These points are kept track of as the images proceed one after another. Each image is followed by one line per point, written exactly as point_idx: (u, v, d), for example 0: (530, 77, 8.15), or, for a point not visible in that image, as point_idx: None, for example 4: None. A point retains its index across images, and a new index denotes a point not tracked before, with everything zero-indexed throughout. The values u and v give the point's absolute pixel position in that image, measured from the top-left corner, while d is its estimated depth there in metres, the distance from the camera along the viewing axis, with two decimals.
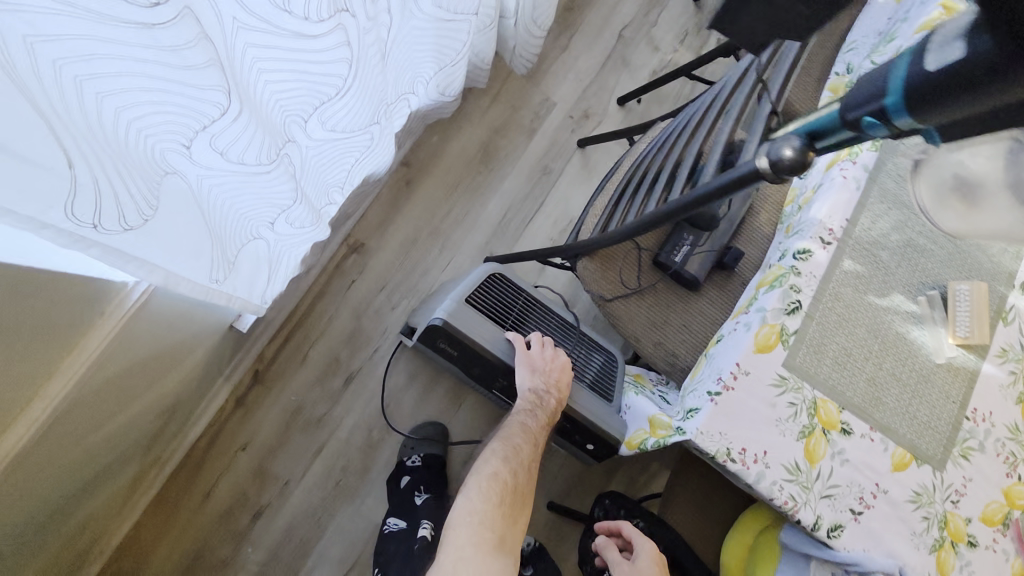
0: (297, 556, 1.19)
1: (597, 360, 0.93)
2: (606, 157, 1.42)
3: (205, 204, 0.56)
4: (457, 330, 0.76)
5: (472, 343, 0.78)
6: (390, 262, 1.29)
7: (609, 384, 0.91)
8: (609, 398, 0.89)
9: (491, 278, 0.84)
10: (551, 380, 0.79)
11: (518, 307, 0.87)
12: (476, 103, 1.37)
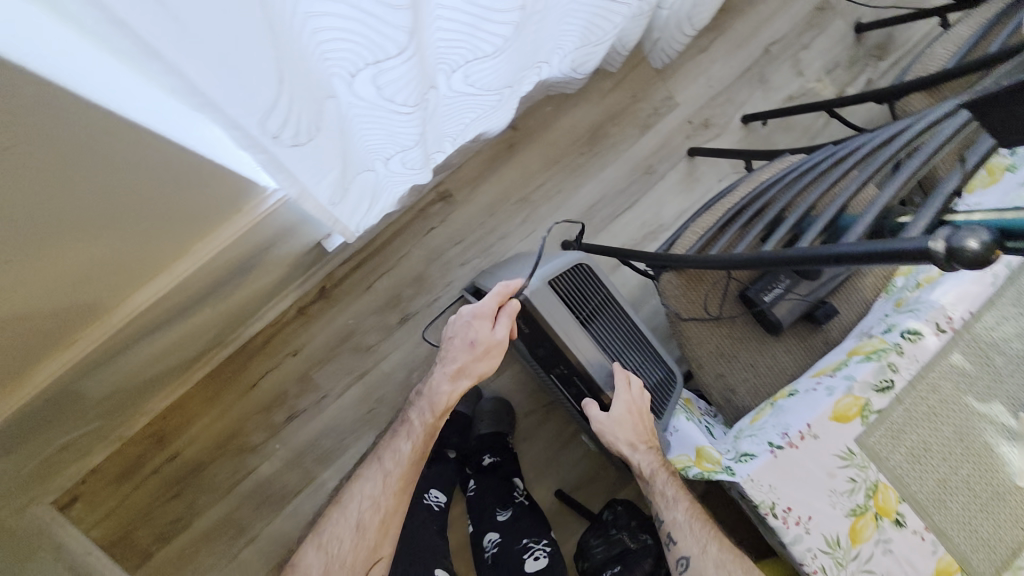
0: (314, 464, 1.27)
1: (660, 374, 0.90)
2: (711, 172, 1.37)
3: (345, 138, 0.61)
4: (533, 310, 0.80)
5: (542, 326, 0.81)
6: (472, 218, 1.30)
7: (665, 401, 0.90)
8: (660, 414, 0.88)
9: (580, 267, 0.85)
10: (483, 356, 0.83)
11: (598, 301, 0.86)
12: (599, 82, 1.33)
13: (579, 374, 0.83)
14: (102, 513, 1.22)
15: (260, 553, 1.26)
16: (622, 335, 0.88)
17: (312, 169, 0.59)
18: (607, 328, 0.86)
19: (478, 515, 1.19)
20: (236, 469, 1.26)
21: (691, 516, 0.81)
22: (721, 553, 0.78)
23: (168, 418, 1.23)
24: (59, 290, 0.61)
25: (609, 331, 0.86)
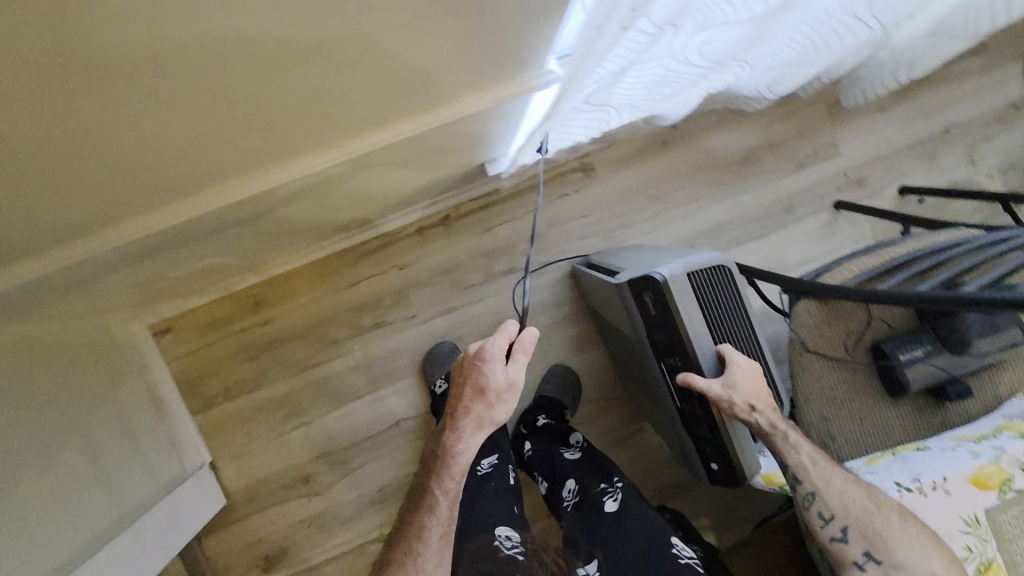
0: (383, 377, 1.31)
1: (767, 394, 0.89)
2: (849, 232, 1.35)
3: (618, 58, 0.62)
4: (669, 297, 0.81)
5: (672, 316, 0.82)
6: (605, 197, 1.31)
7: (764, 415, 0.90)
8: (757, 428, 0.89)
9: (722, 273, 0.84)
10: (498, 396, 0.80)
11: (730, 308, 0.85)
12: (771, 109, 1.32)
13: (693, 369, 0.83)
14: (181, 353, 1.27)
15: (308, 439, 1.31)
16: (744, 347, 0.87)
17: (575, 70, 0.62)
18: (733, 337, 0.86)
19: (555, 471, 1.16)
20: (311, 356, 1.30)
21: (817, 458, 0.80)
22: (849, 485, 0.77)
23: (266, 288, 1.28)
24: (306, 136, 0.62)
25: (733, 339, 0.86)
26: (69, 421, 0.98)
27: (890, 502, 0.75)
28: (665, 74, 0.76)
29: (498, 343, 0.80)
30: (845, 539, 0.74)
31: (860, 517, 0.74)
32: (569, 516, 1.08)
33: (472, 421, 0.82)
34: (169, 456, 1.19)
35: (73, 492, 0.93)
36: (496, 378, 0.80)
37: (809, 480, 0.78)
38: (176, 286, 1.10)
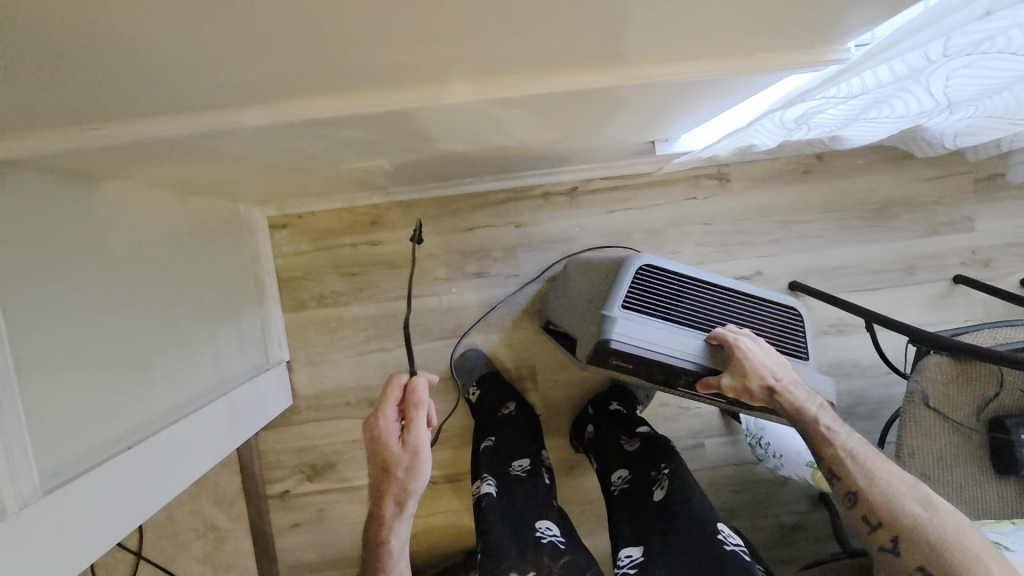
0: (471, 325, 1.33)
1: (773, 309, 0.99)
2: (961, 308, 1.34)
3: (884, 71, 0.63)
4: (631, 348, 0.86)
5: (648, 356, 0.88)
6: (732, 210, 1.31)
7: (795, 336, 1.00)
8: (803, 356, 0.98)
9: (635, 275, 0.91)
10: (403, 464, 0.77)
11: (672, 297, 0.93)
12: (917, 167, 1.32)
13: (705, 374, 0.90)
14: (290, 251, 1.29)
15: (387, 366, 1.33)
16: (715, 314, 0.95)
17: (856, 64, 0.60)
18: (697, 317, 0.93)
19: (609, 455, 1.18)
20: (409, 286, 1.31)
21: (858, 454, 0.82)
22: (893, 485, 0.78)
23: (387, 209, 1.30)
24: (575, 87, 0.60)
25: (704, 319, 0.94)
26: (194, 283, 0.98)
27: (945, 510, 0.75)
28: (888, 96, 0.76)
29: (391, 413, 0.79)
30: (894, 549, 0.75)
31: (902, 522, 0.75)
32: (617, 504, 1.08)
33: (391, 494, 0.77)
34: (258, 343, 1.20)
35: (188, 351, 0.94)
36: (399, 448, 0.77)
37: (849, 479, 0.80)
38: (319, 183, 1.12)
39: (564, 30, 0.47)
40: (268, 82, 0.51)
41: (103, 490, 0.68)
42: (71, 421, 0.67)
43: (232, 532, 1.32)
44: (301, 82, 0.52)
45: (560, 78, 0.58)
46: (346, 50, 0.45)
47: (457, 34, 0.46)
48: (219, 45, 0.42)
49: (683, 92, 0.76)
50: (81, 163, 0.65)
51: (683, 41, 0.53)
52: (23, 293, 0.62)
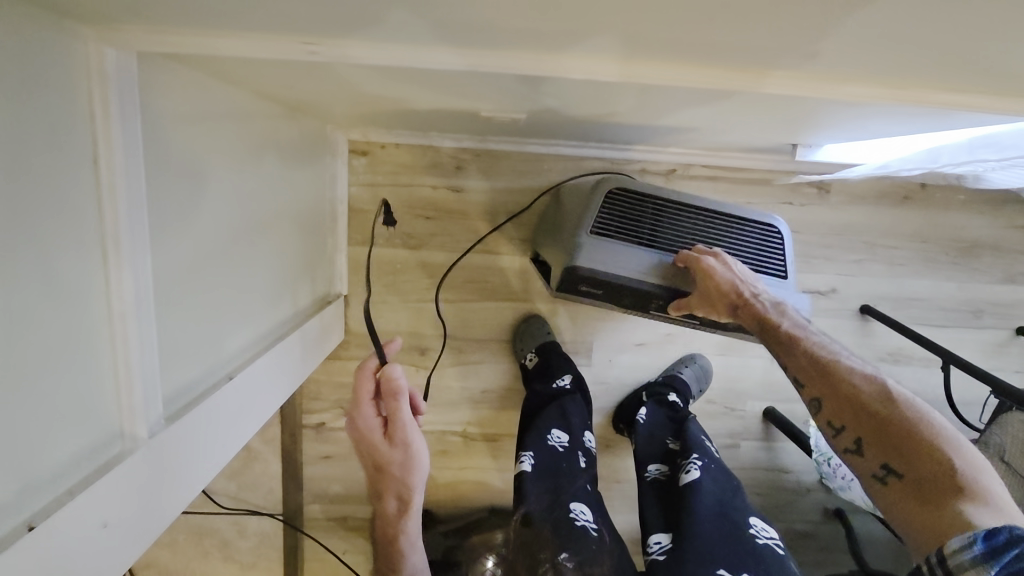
0: (536, 292, 1.29)
1: (756, 230, 0.83)
2: (1016, 359, 1.34)
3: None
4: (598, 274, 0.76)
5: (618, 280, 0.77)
6: (823, 224, 1.27)
7: (778, 254, 0.84)
8: (782, 273, 0.83)
9: (606, 202, 0.80)
10: (393, 462, 0.68)
11: (649, 220, 0.81)
12: (1012, 214, 1.29)
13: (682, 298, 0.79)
14: (363, 182, 1.21)
15: (443, 318, 1.28)
16: (696, 235, 0.82)
17: None
18: (672, 240, 0.81)
19: (650, 443, 1.09)
20: (480, 241, 1.25)
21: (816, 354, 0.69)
22: (850, 376, 0.65)
23: (472, 157, 1.21)
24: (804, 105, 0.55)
25: (686, 244, 0.82)
26: (286, 208, 0.92)
27: (910, 398, 0.61)
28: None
29: (367, 411, 0.67)
30: (857, 451, 0.61)
31: (871, 419, 0.61)
32: (649, 493, 0.99)
33: (391, 491, 0.69)
34: (324, 275, 1.15)
35: (275, 278, 0.89)
36: (385, 449, 0.67)
37: (812, 381, 0.67)
38: (419, 124, 1.03)
39: (868, 54, 0.42)
40: (509, 39, 0.44)
41: (213, 419, 0.65)
42: (190, 347, 0.63)
43: (263, 454, 1.32)
44: (543, 43, 0.45)
45: (797, 94, 0.52)
46: (637, 22, 0.40)
47: (763, 32, 0.40)
48: None
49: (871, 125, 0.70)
50: (238, 69, 0.58)
51: (962, 86, 0.47)
52: (168, 210, 0.56)
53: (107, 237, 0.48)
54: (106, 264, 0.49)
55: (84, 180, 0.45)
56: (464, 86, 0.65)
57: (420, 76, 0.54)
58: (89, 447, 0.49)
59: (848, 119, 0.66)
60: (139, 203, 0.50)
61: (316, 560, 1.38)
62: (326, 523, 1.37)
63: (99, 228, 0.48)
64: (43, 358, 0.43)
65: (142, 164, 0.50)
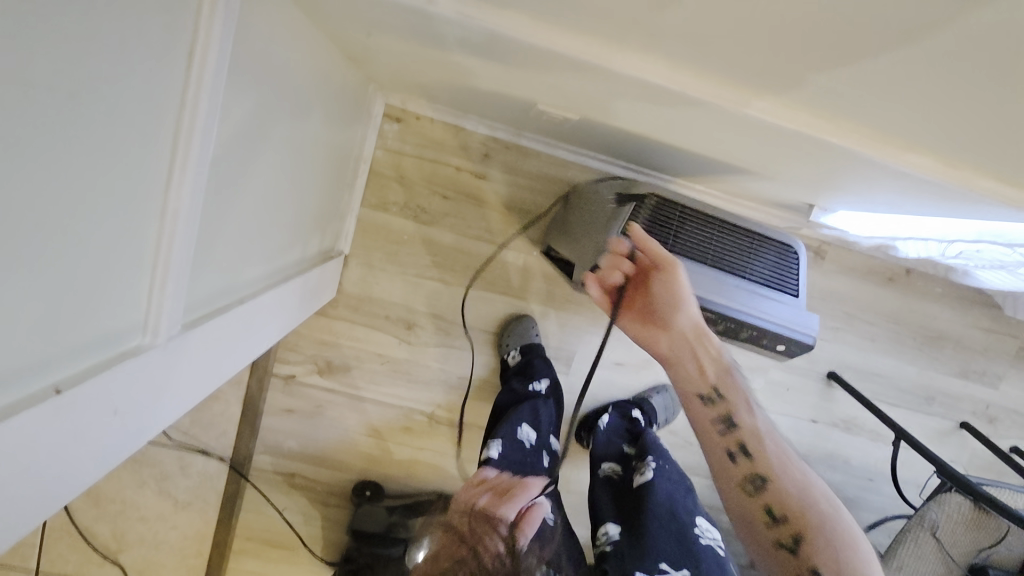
0: (532, 292, 1.31)
1: (778, 249, 0.80)
2: (953, 449, 1.43)
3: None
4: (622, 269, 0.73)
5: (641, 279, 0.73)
6: (811, 287, 1.34)
7: (793, 275, 0.80)
8: (794, 294, 0.79)
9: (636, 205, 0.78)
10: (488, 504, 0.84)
11: (675, 231, 0.78)
12: (978, 315, 1.39)
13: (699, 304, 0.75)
14: (391, 147, 1.21)
15: (437, 298, 1.29)
16: (718, 247, 0.79)
17: None
18: (696, 251, 0.78)
19: (608, 445, 1.12)
20: (490, 231, 1.27)
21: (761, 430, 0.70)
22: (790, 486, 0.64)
23: (502, 147, 1.23)
24: (852, 162, 0.60)
25: (709, 257, 0.78)
26: (321, 153, 0.92)
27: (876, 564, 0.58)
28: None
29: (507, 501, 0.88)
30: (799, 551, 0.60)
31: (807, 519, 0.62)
32: (601, 488, 1.02)
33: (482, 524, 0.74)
34: (334, 229, 1.14)
35: (296, 219, 0.88)
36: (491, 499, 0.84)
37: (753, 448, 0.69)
38: (463, 103, 1.05)
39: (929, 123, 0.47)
40: (612, 29, 0.48)
41: (217, 339, 0.64)
42: (218, 262, 0.62)
43: (225, 394, 1.29)
44: (640, 44, 0.49)
45: (849, 154, 0.57)
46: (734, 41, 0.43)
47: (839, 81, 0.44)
48: None
49: (891, 198, 0.76)
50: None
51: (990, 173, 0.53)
52: (234, 120, 0.56)
53: (180, 129, 0.47)
54: (172, 156, 0.48)
55: (175, 65, 0.45)
56: (534, 72, 0.67)
57: (511, 48, 0.57)
58: (116, 332, 0.48)
59: (873, 187, 0.72)
60: (215, 103, 0.49)
61: (253, 513, 1.35)
62: (273, 477, 1.34)
63: (174, 119, 0.47)
64: (95, 230, 0.42)
65: (227, 68, 0.50)
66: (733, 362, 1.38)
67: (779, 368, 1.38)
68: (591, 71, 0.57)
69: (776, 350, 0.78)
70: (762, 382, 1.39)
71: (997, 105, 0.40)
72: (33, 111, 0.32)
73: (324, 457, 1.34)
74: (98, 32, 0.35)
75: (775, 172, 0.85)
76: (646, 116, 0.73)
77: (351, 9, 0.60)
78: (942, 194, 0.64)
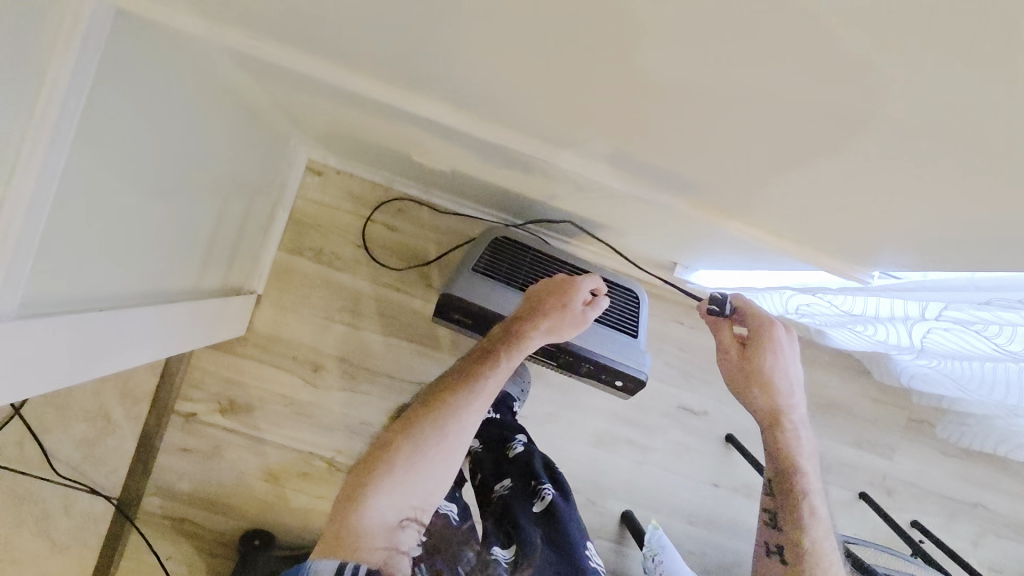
0: (439, 341, 1.36)
1: (620, 292, 0.88)
2: (854, 522, 1.45)
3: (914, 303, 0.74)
4: (468, 299, 0.80)
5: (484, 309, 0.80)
6: (706, 350, 1.42)
7: (634, 318, 0.87)
8: (632, 334, 0.85)
9: (491, 245, 0.87)
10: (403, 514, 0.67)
11: (526, 270, 0.86)
12: (866, 386, 1.46)
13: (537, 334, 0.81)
14: (312, 198, 1.31)
15: (345, 343, 1.33)
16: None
17: (853, 287, 0.73)
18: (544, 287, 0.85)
19: (495, 467, 1.11)
20: (400, 281, 1.34)
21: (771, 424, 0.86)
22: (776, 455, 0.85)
23: (414, 205, 1.33)
24: (643, 203, 0.69)
25: None
26: (217, 192, 0.98)
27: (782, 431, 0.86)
28: (896, 330, 0.87)
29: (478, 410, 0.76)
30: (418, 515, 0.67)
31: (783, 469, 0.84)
32: (493, 513, 1.03)
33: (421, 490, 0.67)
34: (243, 267, 1.20)
35: (185, 248, 0.94)
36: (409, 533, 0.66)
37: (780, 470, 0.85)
38: (371, 159, 1.16)
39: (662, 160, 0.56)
40: (408, 80, 0.58)
41: (61, 345, 0.66)
42: (77, 265, 0.67)
43: (121, 429, 1.28)
44: (433, 93, 0.59)
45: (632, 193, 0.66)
46: (488, 89, 0.54)
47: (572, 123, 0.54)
48: (395, 42, 0.50)
49: (714, 252, 0.86)
50: (193, 44, 0.68)
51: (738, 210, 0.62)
52: (93, 145, 0.62)
53: (24, 150, 0.53)
54: (11, 171, 0.53)
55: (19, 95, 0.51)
56: (393, 123, 0.78)
57: (351, 97, 0.67)
58: None
59: (691, 238, 0.82)
60: (62, 131, 0.55)
61: (133, 560, 1.29)
62: (161, 522, 1.30)
63: (17, 142, 0.53)
64: None
65: (85, 98, 0.57)
66: (636, 421, 1.41)
67: (680, 430, 1.42)
68: (417, 118, 0.67)
69: (612, 381, 0.83)
70: (663, 443, 1.41)
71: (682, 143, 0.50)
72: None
73: (219, 502, 1.31)
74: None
75: (627, 231, 0.96)
76: (496, 167, 0.84)
77: (214, 55, 0.70)
78: (732, 240, 0.74)
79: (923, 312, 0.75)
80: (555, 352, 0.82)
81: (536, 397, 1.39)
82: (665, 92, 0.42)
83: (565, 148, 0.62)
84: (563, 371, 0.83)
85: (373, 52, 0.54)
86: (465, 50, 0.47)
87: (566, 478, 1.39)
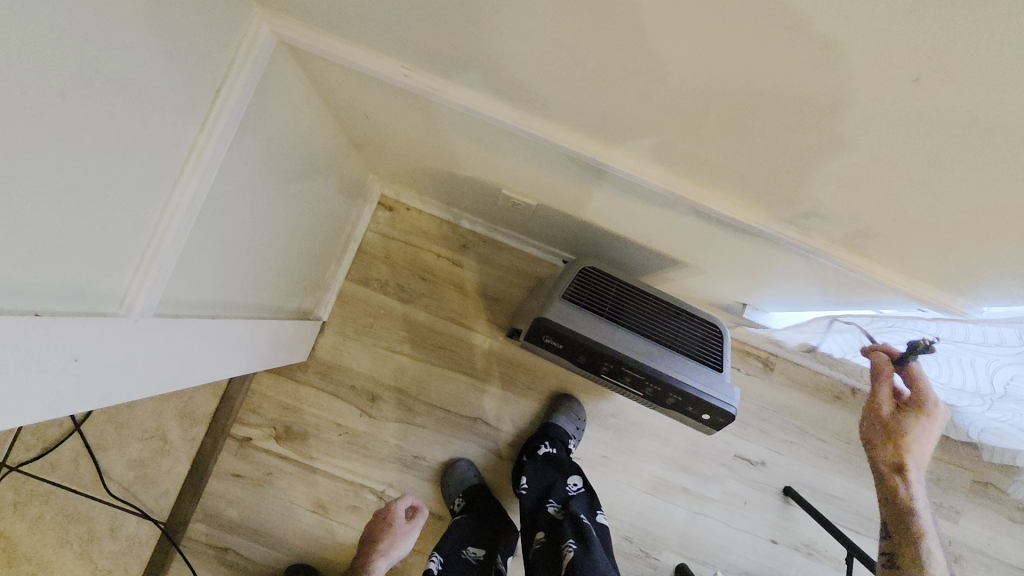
0: (497, 375, 1.36)
1: (702, 326, 0.89)
2: None
3: (998, 332, 0.75)
4: (561, 325, 0.81)
5: (576, 335, 0.81)
6: (763, 398, 1.40)
7: (719, 351, 0.87)
8: (719, 367, 0.85)
9: (579, 274, 0.88)
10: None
11: (612, 298, 0.87)
12: None
13: (627, 364, 0.82)
14: (382, 230, 1.36)
15: (403, 374, 1.34)
16: (651, 317, 0.87)
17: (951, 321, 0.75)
18: (630, 316, 0.86)
19: (531, 524, 1.11)
20: (461, 315, 1.36)
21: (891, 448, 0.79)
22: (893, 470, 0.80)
23: (479, 241, 1.37)
24: (746, 230, 0.71)
25: (642, 326, 0.86)
26: (309, 217, 1.03)
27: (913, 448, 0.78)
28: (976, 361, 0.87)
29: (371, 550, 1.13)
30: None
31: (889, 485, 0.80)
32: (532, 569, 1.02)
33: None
34: (315, 291, 1.24)
35: (277, 267, 0.97)
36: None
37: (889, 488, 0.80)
38: (447, 194, 1.21)
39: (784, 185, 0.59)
40: (541, 100, 0.63)
41: (183, 345, 0.70)
42: (200, 268, 0.71)
43: (176, 451, 1.27)
44: (562, 113, 0.64)
45: (741, 218, 0.68)
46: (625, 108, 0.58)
47: (701, 141, 0.57)
48: (551, 61, 0.54)
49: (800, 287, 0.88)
50: (329, 70, 0.74)
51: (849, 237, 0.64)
52: (235, 161, 0.69)
53: (191, 158, 0.60)
54: (176, 178, 0.60)
55: (197, 110, 0.59)
56: (497, 150, 0.82)
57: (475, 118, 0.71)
58: (100, 293, 0.55)
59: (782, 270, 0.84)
60: (221, 145, 0.62)
61: None
62: (205, 550, 1.27)
63: (187, 152, 0.60)
64: (113, 191, 0.52)
65: (240, 118, 0.64)
66: (691, 468, 1.37)
67: (737, 480, 1.38)
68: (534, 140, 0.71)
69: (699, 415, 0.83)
70: (719, 494, 1.37)
71: (816, 162, 0.53)
72: (79, 105, 0.44)
73: (265, 534, 1.28)
74: (139, 76, 0.49)
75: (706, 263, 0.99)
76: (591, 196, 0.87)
77: (344, 81, 0.76)
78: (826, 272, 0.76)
79: (1011, 340, 0.76)
80: (642, 383, 0.83)
81: (590, 438, 1.36)
82: (823, 108, 0.45)
83: (681, 171, 0.66)
84: (653, 403, 0.82)
85: (519, 73, 0.59)
86: (622, 67, 0.51)
87: (619, 525, 1.34)
